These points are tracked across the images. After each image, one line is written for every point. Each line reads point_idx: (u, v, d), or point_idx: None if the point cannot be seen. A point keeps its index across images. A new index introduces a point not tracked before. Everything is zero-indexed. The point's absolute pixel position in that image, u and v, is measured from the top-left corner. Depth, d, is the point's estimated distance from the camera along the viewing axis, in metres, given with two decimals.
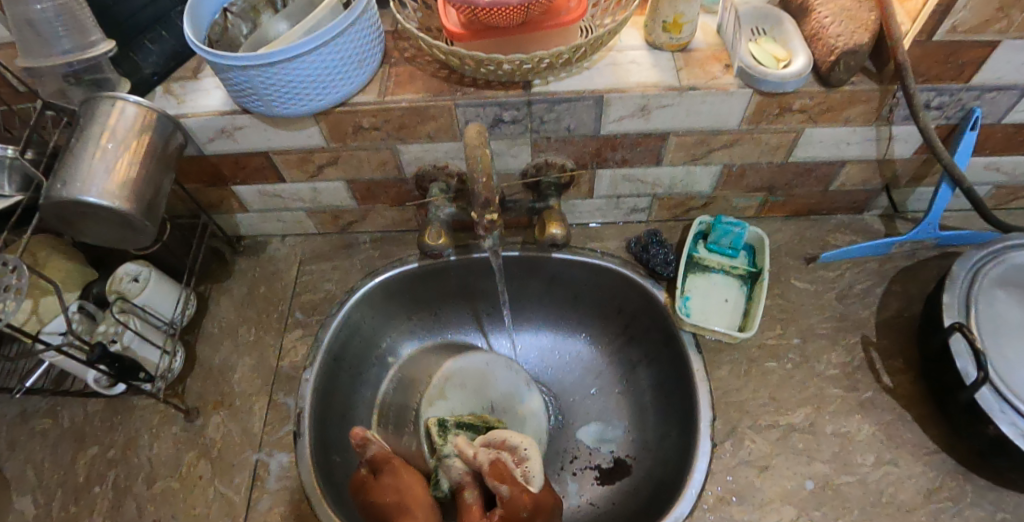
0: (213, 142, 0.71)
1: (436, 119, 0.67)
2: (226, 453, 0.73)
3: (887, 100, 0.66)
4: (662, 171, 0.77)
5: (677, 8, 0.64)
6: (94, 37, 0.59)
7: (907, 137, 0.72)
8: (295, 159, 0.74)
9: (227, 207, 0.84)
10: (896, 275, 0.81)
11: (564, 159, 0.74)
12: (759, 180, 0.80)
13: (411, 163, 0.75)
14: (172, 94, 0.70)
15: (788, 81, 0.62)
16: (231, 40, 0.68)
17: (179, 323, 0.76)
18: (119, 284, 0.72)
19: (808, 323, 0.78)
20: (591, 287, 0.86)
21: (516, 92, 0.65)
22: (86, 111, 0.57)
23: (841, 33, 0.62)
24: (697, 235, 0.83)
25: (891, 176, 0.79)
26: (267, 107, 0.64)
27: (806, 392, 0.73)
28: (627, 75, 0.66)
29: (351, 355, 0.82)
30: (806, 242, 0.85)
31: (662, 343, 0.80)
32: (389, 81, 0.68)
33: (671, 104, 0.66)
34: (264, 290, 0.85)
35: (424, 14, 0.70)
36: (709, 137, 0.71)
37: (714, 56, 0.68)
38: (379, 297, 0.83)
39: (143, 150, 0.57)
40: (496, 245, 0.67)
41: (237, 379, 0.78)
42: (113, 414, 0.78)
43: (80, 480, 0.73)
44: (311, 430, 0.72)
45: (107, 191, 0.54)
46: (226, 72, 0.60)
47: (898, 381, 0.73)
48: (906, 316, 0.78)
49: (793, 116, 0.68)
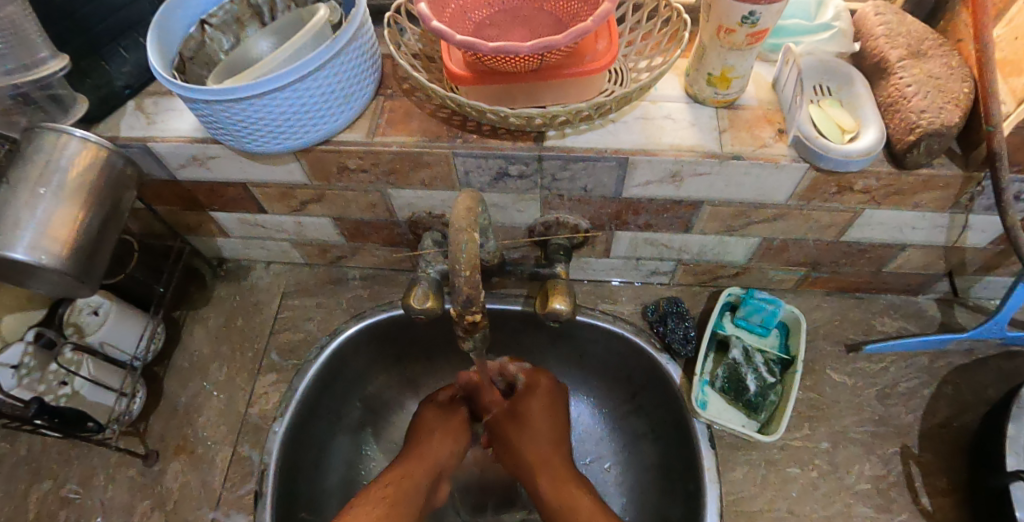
0: (185, 169, 0.64)
1: (432, 166, 0.58)
2: (182, 507, 0.67)
3: (969, 188, 0.55)
4: (690, 239, 0.67)
5: (726, 61, 0.53)
6: (43, 54, 0.54)
7: (985, 227, 0.60)
8: (275, 193, 0.66)
9: (206, 230, 0.76)
10: (948, 375, 0.70)
11: (578, 219, 0.65)
12: (803, 255, 0.69)
13: (404, 209, 0.66)
14: (143, 111, 0.64)
15: (853, 159, 0.52)
16: (209, 57, 0.61)
17: (141, 359, 0.69)
18: (78, 315, 0.67)
19: (841, 424, 0.68)
20: (603, 351, 0.76)
21: (526, 144, 0.56)
22: (26, 143, 0.51)
23: (927, 107, 0.51)
24: (724, 307, 0.73)
25: (957, 263, 0.68)
26: (239, 143, 0.56)
27: (831, 508, 0.64)
28: (658, 133, 0.56)
29: (328, 401, 0.74)
30: (849, 325, 0.74)
31: (672, 424, 0.70)
32: (381, 118, 0.59)
33: (707, 173, 0.55)
34: (241, 323, 0.79)
35: (427, 40, 0.61)
36: (748, 210, 0.61)
37: (765, 117, 0.57)
38: (363, 342, 0.75)
39: (83, 195, 0.52)
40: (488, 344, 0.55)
41: (203, 423, 0.72)
42: (70, 447, 0.72)
43: (30, 517, 0.68)
44: (275, 490, 0.65)
45: (35, 245, 0.49)
46: (189, 103, 0.52)
47: (939, 505, 0.63)
48: (956, 426, 0.67)
49: (852, 196, 0.58)
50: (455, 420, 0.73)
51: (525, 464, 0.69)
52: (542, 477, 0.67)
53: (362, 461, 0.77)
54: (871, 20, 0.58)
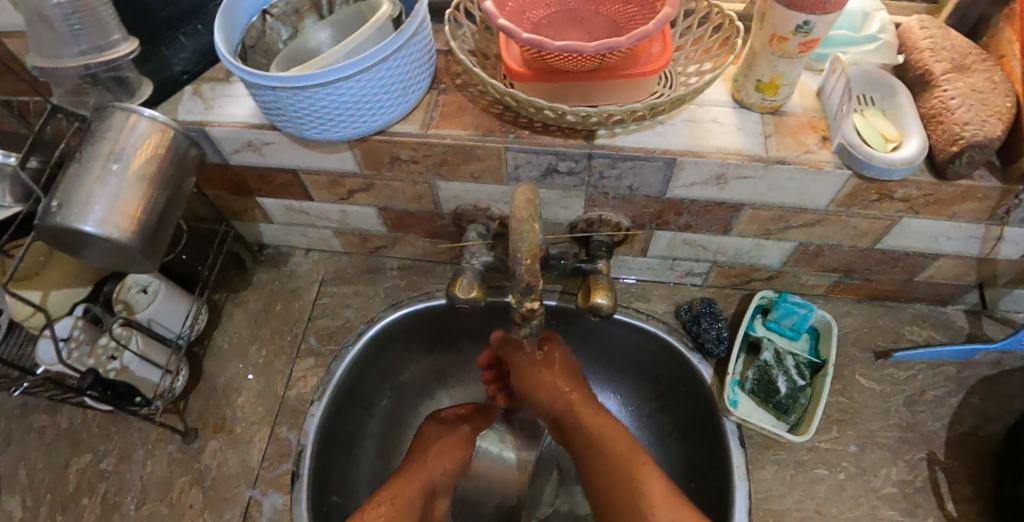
0: (239, 154, 0.66)
1: (483, 160, 0.60)
2: (220, 484, 0.69)
3: (1007, 201, 0.56)
4: (727, 241, 0.68)
5: (776, 68, 0.55)
6: (115, 37, 0.56)
7: (1019, 240, 0.62)
8: (324, 181, 0.68)
9: (250, 216, 0.78)
10: (975, 385, 0.72)
11: (619, 217, 0.66)
12: (837, 261, 0.70)
13: (450, 201, 0.68)
14: (201, 97, 0.65)
15: (896, 168, 0.53)
16: (269, 46, 0.63)
17: (186, 338, 0.71)
18: (127, 293, 0.69)
19: (869, 429, 0.69)
20: (633, 349, 0.78)
21: (577, 142, 0.57)
22: (98, 122, 0.54)
23: (970, 120, 0.52)
24: (757, 310, 0.74)
25: (989, 275, 0.69)
26: (297, 129, 0.58)
27: (857, 510, 0.65)
28: (706, 136, 0.58)
29: (363, 387, 0.76)
30: (877, 332, 0.76)
31: (700, 422, 0.72)
32: (434, 111, 0.61)
33: (753, 176, 0.57)
34: (280, 308, 0.80)
35: (481, 38, 0.63)
36: (789, 214, 0.62)
37: (809, 125, 0.59)
38: (398, 331, 0.77)
39: (151, 173, 0.54)
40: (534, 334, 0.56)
41: (241, 403, 0.73)
42: (111, 422, 0.74)
43: (71, 488, 0.70)
44: (312, 471, 0.66)
45: (105, 219, 0.51)
46: (255, 89, 0.53)
47: (965, 511, 0.64)
48: (982, 435, 0.68)
49: (892, 205, 0.59)
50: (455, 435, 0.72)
51: (547, 402, 0.64)
52: (574, 414, 0.62)
53: (392, 451, 0.79)
54: (916, 34, 0.60)
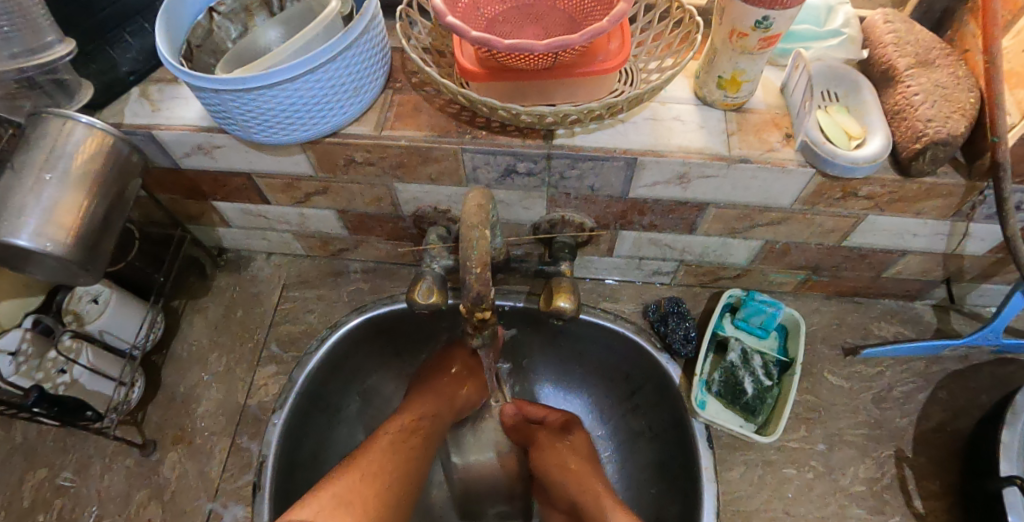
0: (190, 158, 0.63)
1: (440, 161, 0.58)
2: (179, 497, 0.67)
3: (971, 197, 0.56)
4: (693, 240, 0.67)
5: (737, 64, 0.53)
6: (49, 39, 0.53)
7: (984, 235, 0.61)
8: (280, 184, 0.66)
9: (208, 220, 0.76)
10: (943, 380, 0.71)
11: (583, 218, 0.65)
12: (804, 259, 0.69)
13: (410, 203, 0.66)
14: (147, 99, 0.63)
15: (860, 166, 0.52)
16: (217, 46, 0.60)
17: (141, 348, 0.69)
18: (78, 304, 0.67)
19: (837, 427, 0.69)
20: (602, 349, 0.77)
21: (535, 142, 0.56)
22: (31, 129, 0.51)
23: (933, 116, 0.51)
24: (725, 308, 0.73)
25: (955, 271, 0.68)
26: (245, 132, 0.56)
27: (825, 509, 0.65)
28: (667, 134, 0.56)
29: (328, 393, 0.74)
30: (846, 328, 0.75)
31: (670, 422, 0.71)
32: (389, 111, 0.59)
33: (715, 175, 0.56)
34: (241, 314, 0.78)
35: (437, 35, 0.61)
36: (754, 213, 0.61)
37: (773, 122, 0.57)
38: (363, 335, 0.75)
39: (88, 182, 0.51)
40: (494, 340, 0.55)
41: (201, 414, 0.72)
42: (67, 435, 0.72)
43: (25, 505, 0.68)
44: (274, 482, 0.64)
45: (39, 231, 0.48)
46: (196, 91, 0.51)
47: (931, 508, 0.64)
48: (949, 430, 0.68)
49: (856, 202, 0.58)
50: (476, 374, 0.76)
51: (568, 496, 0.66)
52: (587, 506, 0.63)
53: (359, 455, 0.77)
54: (880, 28, 0.59)
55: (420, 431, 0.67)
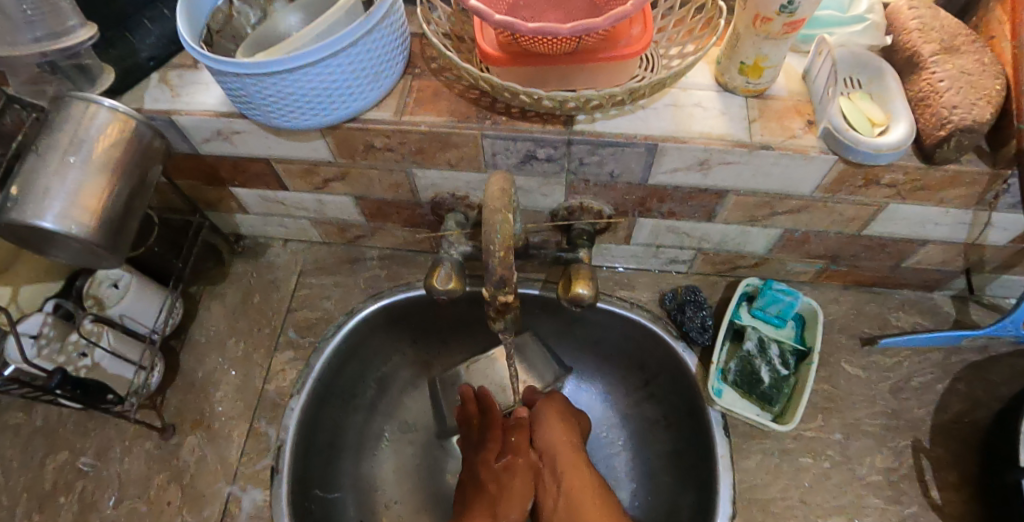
0: (209, 144, 0.63)
1: (460, 147, 0.58)
2: (198, 480, 0.68)
3: (995, 186, 0.55)
4: (712, 228, 0.67)
5: (760, 50, 0.53)
6: (72, 23, 0.54)
7: (1007, 225, 0.61)
8: (298, 170, 0.66)
9: (226, 206, 0.76)
10: (961, 371, 0.71)
11: (601, 205, 0.65)
12: (824, 248, 0.69)
13: (428, 189, 0.66)
14: (167, 84, 0.62)
15: (883, 153, 0.52)
16: (237, 31, 0.60)
17: (160, 333, 0.70)
18: (98, 287, 0.68)
19: (854, 416, 0.69)
20: (617, 338, 0.77)
21: (556, 128, 0.55)
22: (55, 112, 0.51)
23: (959, 103, 0.51)
24: (741, 297, 0.73)
25: (976, 261, 0.68)
26: (266, 118, 0.56)
27: (842, 499, 0.64)
28: (688, 121, 0.56)
29: (344, 379, 0.75)
30: (864, 318, 0.75)
31: (685, 410, 0.71)
32: (409, 97, 0.59)
33: (736, 162, 0.55)
34: (258, 300, 0.79)
35: (457, 20, 0.60)
36: (774, 200, 0.61)
37: (795, 109, 0.57)
38: (379, 323, 0.76)
39: (111, 166, 0.52)
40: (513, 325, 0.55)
41: (219, 398, 0.72)
42: (88, 419, 0.73)
43: (47, 487, 0.69)
44: (292, 467, 0.65)
45: (64, 215, 0.49)
46: (218, 76, 0.51)
47: (949, 499, 0.64)
48: (967, 421, 0.68)
49: (879, 190, 0.58)
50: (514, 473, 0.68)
51: None
52: None
53: (375, 442, 0.78)
54: (904, 14, 0.58)
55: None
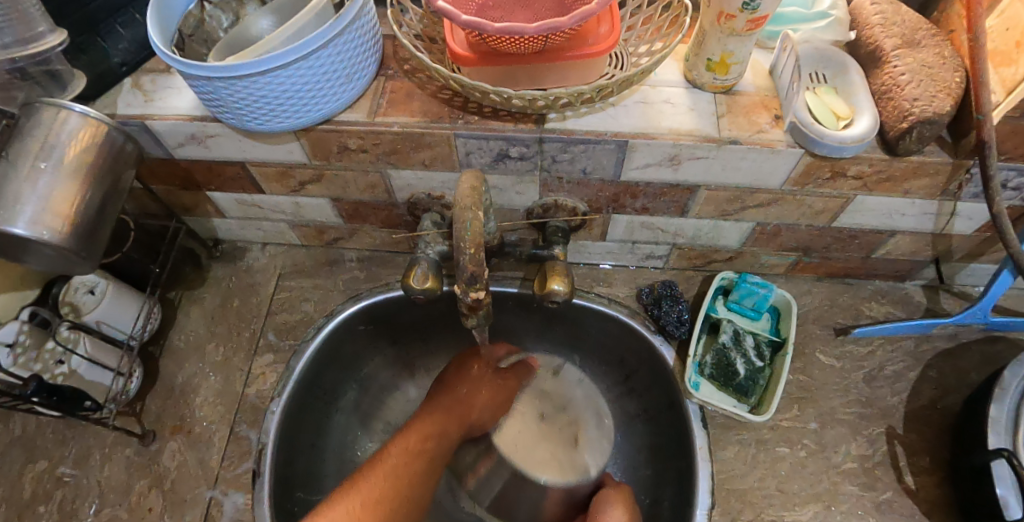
0: (184, 148, 0.63)
1: (433, 147, 0.59)
2: (179, 485, 0.67)
3: (958, 175, 0.56)
4: (686, 223, 0.68)
5: (726, 46, 0.53)
6: (41, 29, 0.53)
7: (972, 214, 0.62)
8: (273, 173, 0.66)
9: (203, 211, 0.76)
10: (933, 359, 0.72)
11: (576, 202, 0.66)
12: (795, 240, 0.70)
13: (403, 190, 0.67)
14: (140, 89, 0.63)
15: (847, 146, 0.53)
16: (208, 35, 0.60)
17: (139, 338, 0.70)
18: (74, 295, 0.67)
19: (829, 406, 0.70)
20: (597, 333, 0.77)
21: (527, 126, 0.56)
22: (25, 118, 0.51)
23: (920, 95, 0.52)
24: (717, 291, 0.74)
25: (944, 250, 0.69)
26: (239, 120, 0.56)
27: (818, 486, 0.65)
28: (657, 117, 0.57)
29: (326, 381, 0.75)
30: (837, 309, 0.76)
31: (664, 403, 0.72)
32: (382, 98, 0.59)
33: (705, 157, 0.56)
34: (238, 304, 0.79)
35: (428, 22, 0.61)
36: (744, 194, 0.62)
37: (762, 103, 0.58)
38: (360, 323, 0.76)
39: (83, 170, 0.52)
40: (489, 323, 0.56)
41: (200, 403, 0.72)
42: (66, 427, 0.72)
43: (26, 496, 0.68)
44: (273, 469, 0.65)
45: (35, 220, 0.49)
46: (189, 79, 0.51)
47: (922, 484, 0.65)
48: (939, 407, 0.69)
49: (845, 183, 0.59)
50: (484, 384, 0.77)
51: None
52: None
53: (358, 442, 0.78)
54: (867, 10, 0.59)
55: (424, 453, 0.68)
